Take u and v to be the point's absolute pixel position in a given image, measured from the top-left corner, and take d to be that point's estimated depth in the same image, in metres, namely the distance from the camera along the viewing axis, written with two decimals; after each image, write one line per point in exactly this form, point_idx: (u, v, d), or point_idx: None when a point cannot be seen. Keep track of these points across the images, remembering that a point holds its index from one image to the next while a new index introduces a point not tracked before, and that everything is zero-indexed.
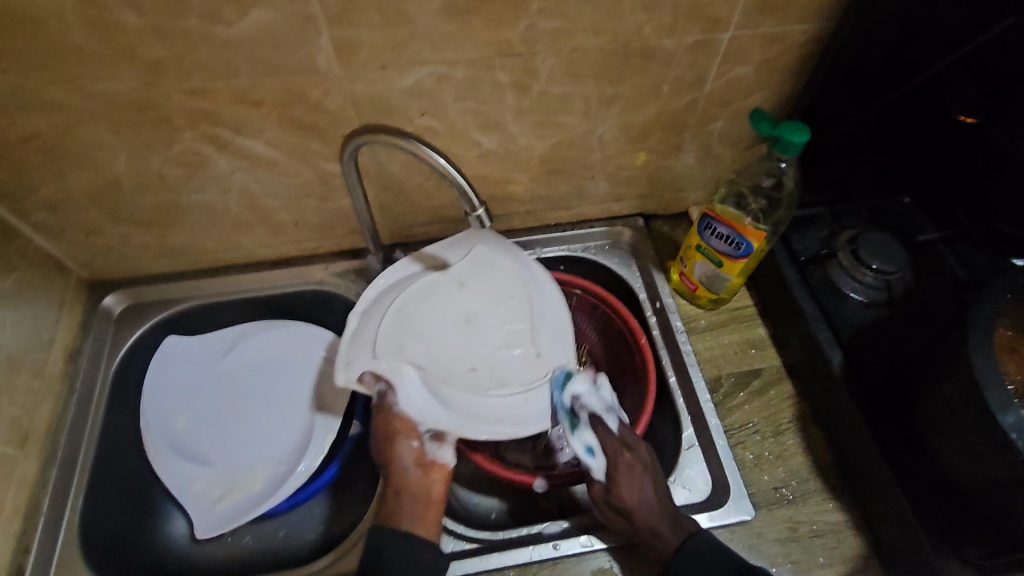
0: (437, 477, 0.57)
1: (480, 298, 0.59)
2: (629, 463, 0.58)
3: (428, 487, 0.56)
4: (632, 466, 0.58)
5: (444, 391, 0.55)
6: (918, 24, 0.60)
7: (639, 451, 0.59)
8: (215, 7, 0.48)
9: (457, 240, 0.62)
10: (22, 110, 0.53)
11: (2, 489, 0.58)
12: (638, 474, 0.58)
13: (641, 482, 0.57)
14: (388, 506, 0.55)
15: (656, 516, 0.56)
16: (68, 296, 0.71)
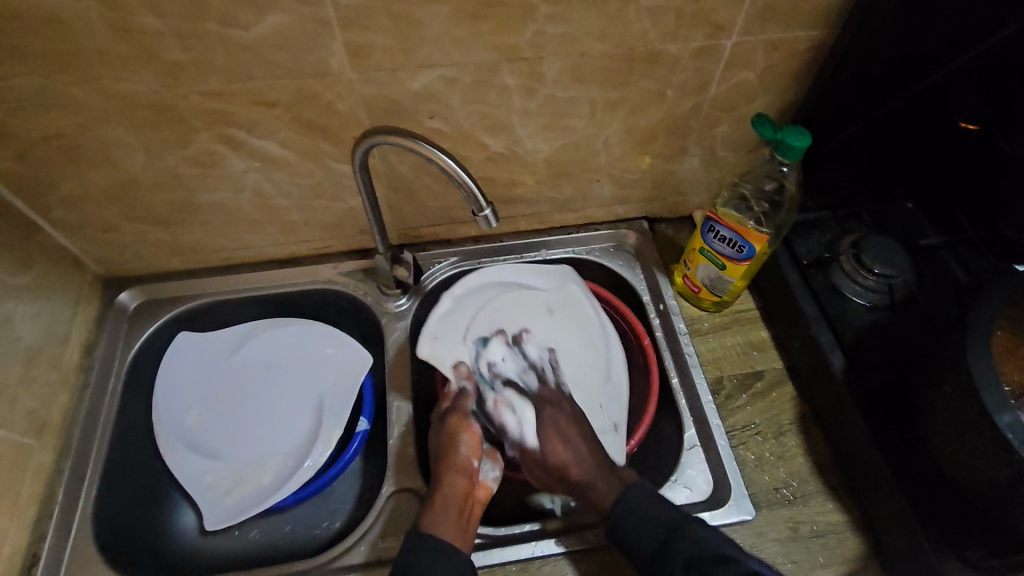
0: (480, 495, 0.61)
1: (561, 328, 0.74)
2: (551, 412, 0.65)
3: (474, 502, 0.60)
4: (557, 421, 0.64)
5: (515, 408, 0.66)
6: (920, 30, 0.61)
7: (561, 405, 0.65)
8: (233, 12, 0.50)
9: (551, 274, 0.78)
10: (45, 109, 0.55)
11: (18, 478, 0.60)
12: (560, 419, 0.64)
13: (565, 434, 0.62)
14: (431, 512, 0.57)
15: (585, 468, 0.60)
16: (84, 292, 0.73)
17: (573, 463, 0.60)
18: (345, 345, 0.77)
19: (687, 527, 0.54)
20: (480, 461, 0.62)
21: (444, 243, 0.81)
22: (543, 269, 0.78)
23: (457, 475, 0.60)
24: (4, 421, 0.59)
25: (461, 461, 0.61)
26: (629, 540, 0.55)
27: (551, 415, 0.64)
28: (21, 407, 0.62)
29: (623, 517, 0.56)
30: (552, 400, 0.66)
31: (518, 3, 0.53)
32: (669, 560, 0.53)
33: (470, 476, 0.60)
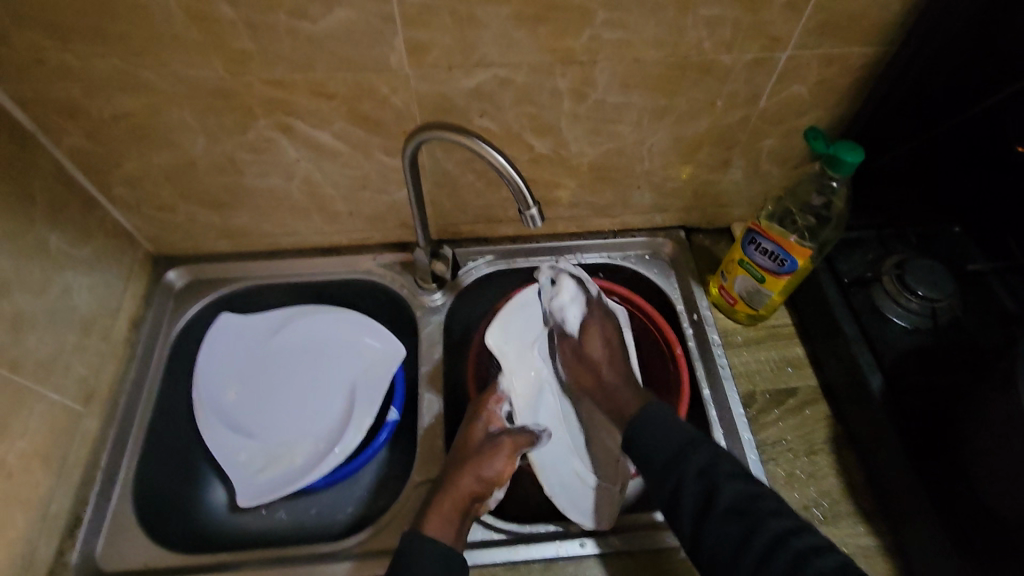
0: (478, 508, 0.63)
1: None
2: (595, 320, 0.75)
3: (473, 513, 0.62)
4: (584, 341, 0.74)
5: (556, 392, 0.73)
6: (979, 51, 0.60)
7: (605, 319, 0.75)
8: (302, 4, 0.52)
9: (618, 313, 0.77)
10: (118, 90, 0.58)
11: (67, 442, 0.62)
12: (602, 329, 0.74)
13: (596, 348, 0.73)
14: (437, 511, 0.59)
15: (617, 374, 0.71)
16: (135, 268, 0.75)
17: (607, 363, 0.72)
18: (380, 335, 0.79)
19: (707, 441, 0.58)
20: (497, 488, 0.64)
21: (482, 241, 0.82)
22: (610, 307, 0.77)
23: (477, 485, 0.61)
24: (57, 386, 0.62)
25: (487, 478, 0.62)
26: (646, 452, 0.59)
27: (580, 334, 0.74)
28: (73, 374, 0.64)
29: (643, 425, 0.60)
30: (576, 326, 0.75)
31: (577, 8, 0.54)
32: (684, 466, 0.56)
33: (485, 494, 0.62)
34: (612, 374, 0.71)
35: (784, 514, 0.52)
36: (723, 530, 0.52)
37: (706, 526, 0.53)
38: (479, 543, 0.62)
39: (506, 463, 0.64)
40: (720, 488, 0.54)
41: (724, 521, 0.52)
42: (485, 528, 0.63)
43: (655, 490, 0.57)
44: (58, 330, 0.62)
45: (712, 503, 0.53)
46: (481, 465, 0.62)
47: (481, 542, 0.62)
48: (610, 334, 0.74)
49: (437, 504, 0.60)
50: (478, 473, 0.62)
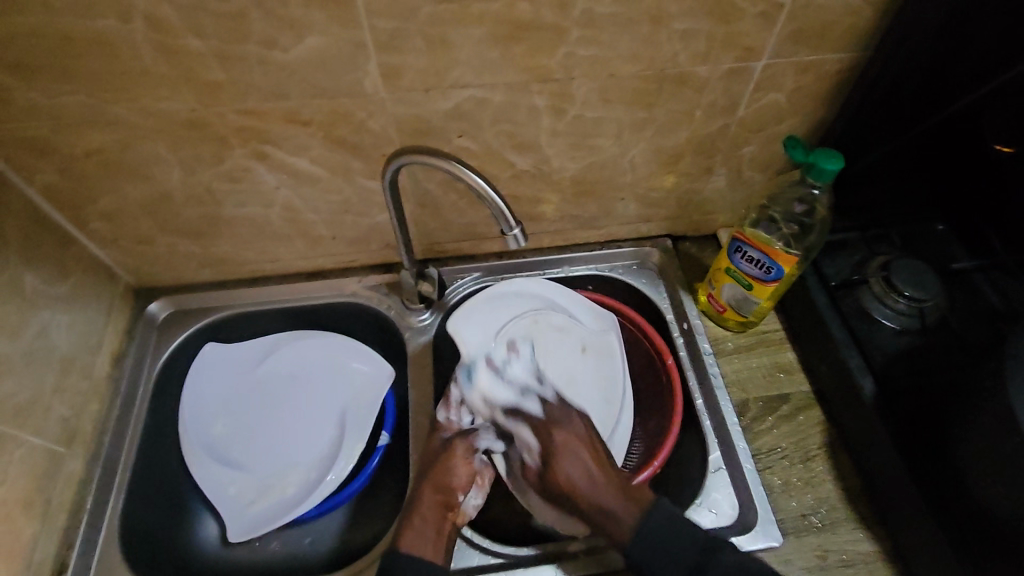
0: (457, 518, 0.62)
1: (586, 371, 0.73)
2: (559, 436, 0.64)
3: (452, 525, 0.61)
4: (571, 447, 0.63)
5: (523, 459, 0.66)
6: (953, 55, 0.61)
7: (571, 424, 0.65)
8: (273, 34, 0.51)
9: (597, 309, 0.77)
10: (89, 126, 0.57)
11: (48, 486, 0.61)
12: (570, 445, 0.63)
13: (573, 458, 0.62)
14: (407, 528, 0.59)
15: (609, 493, 0.59)
16: (116, 301, 0.74)
17: (586, 487, 0.60)
18: (370, 359, 0.78)
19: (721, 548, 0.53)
20: (466, 492, 0.64)
21: (468, 259, 0.82)
22: (590, 306, 0.77)
23: (442, 501, 0.62)
24: (38, 429, 0.60)
25: (447, 483, 0.63)
26: (654, 564, 0.54)
27: (567, 442, 0.63)
28: (54, 416, 0.63)
29: (647, 545, 0.54)
30: (560, 420, 0.65)
31: (551, 26, 0.54)
32: None
33: (454, 502, 0.62)
34: (599, 486, 0.60)
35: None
36: None
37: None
38: (476, 569, 0.61)
39: (470, 468, 0.65)
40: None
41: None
42: (481, 553, 0.62)
43: None
44: (36, 370, 0.61)
45: None
46: (440, 478, 0.63)
47: (478, 567, 0.61)
48: (590, 452, 0.62)
49: (408, 523, 0.59)
50: (436, 483, 0.62)
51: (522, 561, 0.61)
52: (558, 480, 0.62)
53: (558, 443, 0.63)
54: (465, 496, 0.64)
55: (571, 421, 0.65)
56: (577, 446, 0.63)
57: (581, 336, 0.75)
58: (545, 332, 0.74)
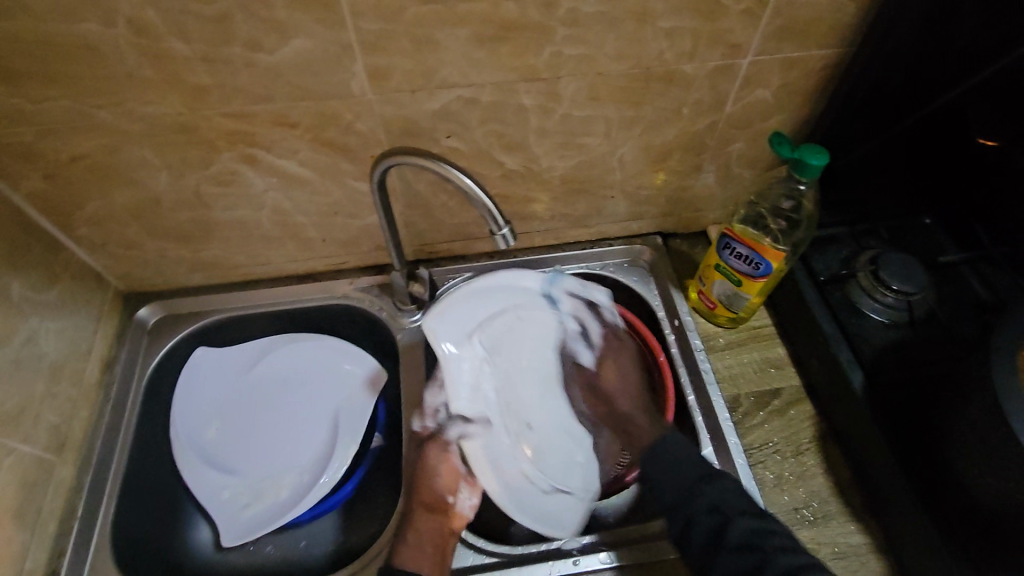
0: (454, 525, 0.64)
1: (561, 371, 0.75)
2: (617, 347, 0.74)
3: (450, 533, 0.63)
4: (617, 354, 0.73)
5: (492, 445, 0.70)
6: (937, 50, 0.61)
7: (624, 342, 0.74)
8: (258, 37, 0.51)
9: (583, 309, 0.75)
10: (73, 131, 0.56)
11: (39, 493, 0.60)
12: (624, 356, 0.73)
13: (621, 368, 0.73)
14: (403, 550, 0.60)
15: (630, 403, 0.70)
16: (105, 308, 0.74)
17: (619, 394, 0.71)
18: (362, 362, 0.78)
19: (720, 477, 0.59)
20: (455, 495, 0.67)
21: (459, 259, 0.82)
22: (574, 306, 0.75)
23: (432, 516, 0.63)
24: (28, 437, 0.60)
25: (434, 497, 0.65)
26: (659, 480, 0.61)
27: (615, 347, 0.74)
28: (44, 423, 0.62)
29: (659, 453, 0.62)
30: (611, 349, 0.74)
31: (536, 25, 0.54)
32: (693, 502, 0.57)
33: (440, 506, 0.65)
34: (629, 396, 0.71)
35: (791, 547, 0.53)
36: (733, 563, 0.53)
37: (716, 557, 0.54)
38: (469, 568, 0.61)
39: (452, 469, 0.67)
40: (731, 523, 0.55)
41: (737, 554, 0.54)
42: (476, 552, 0.62)
43: (669, 518, 0.58)
44: (25, 378, 0.61)
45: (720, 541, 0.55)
46: (427, 496, 0.65)
47: (472, 567, 0.62)
48: (635, 374, 0.72)
49: (402, 545, 0.60)
50: (423, 501, 0.64)
51: (516, 560, 0.61)
52: (609, 378, 0.73)
53: (608, 350, 0.74)
54: (456, 498, 0.67)
55: (621, 345, 0.74)
56: (626, 361, 0.73)
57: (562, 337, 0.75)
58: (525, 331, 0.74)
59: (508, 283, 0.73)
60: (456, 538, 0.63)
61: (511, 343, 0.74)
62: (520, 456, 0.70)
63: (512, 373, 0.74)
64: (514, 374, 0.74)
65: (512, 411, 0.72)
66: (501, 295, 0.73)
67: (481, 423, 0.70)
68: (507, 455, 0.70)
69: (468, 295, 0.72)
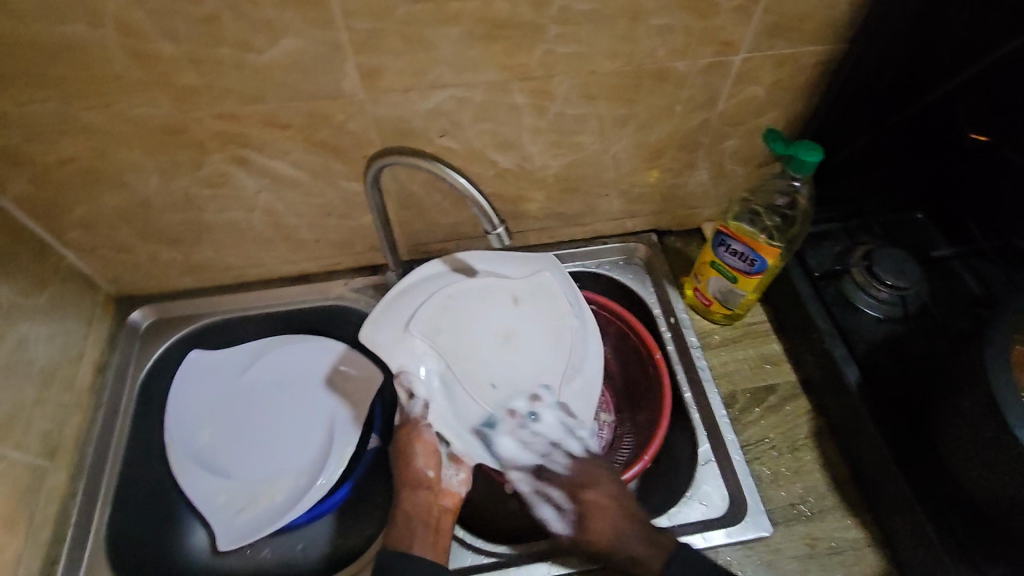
0: (447, 503, 0.62)
1: (533, 317, 0.64)
2: (592, 490, 0.60)
3: (444, 510, 0.61)
4: (598, 501, 0.60)
5: (472, 420, 0.62)
6: (928, 45, 0.61)
7: (602, 484, 0.60)
8: (247, 37, 0.51)
9: (528, 261, 0.68)
10: (62, 134, 0.56)
11: (32, 500, 0.60)
12: (604, 494, 0.60)
13: (608, 509, 0.59)
14: (397, 532, 0.58)
15: (613, 527, 0.58)
16: (97, 312, 0.73)
17: (612, 537, 0.57)
18: (358, 362, 0.78)
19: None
20: (438, 470, 0.63)
21: None
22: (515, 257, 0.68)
23: (420, 492, 0.61)
24: (19, 443, 0.59)
25: (417, 474, 0.62)
26: None
27: (597, 502, 0.60)
28: (35, 429, 0.62)
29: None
30: (588, 476, 0.61)
31: (529, 24, 0.54)
32: None
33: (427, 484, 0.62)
34: (609, 513, 0.59)
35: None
36: None
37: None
38: (466, 569, 0.61)
39: (430, 445, 0.63)
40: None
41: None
42: (473, 553, 0.62)
43: None
44: (15, 384, 0.60)
45: None
46: (407, 476, 0.62)
47: (470, 567, 0.62)
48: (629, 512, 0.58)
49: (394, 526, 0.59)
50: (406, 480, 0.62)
51: (514, 560, 0.61)
52: (595, 520, 0.59)
53: (588, 501, 0.60)
54: (443, 472, 0.63)
55: (602, 478, 0.61)
56: (597, 472, 0.61)
57: (509, 289, 0.65)
58: (468, 299, 0.64)
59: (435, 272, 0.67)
60: (449, 516, 0.61)
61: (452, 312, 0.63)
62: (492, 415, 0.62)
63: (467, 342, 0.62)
64: (463, 339, 0.62)
65: (475, 373, 0.62)
66: (428, 283, 0.66)
67: (442, 400, 0.62)
68: (479, 417, 0.62)
69: (398, 294, 0.66)
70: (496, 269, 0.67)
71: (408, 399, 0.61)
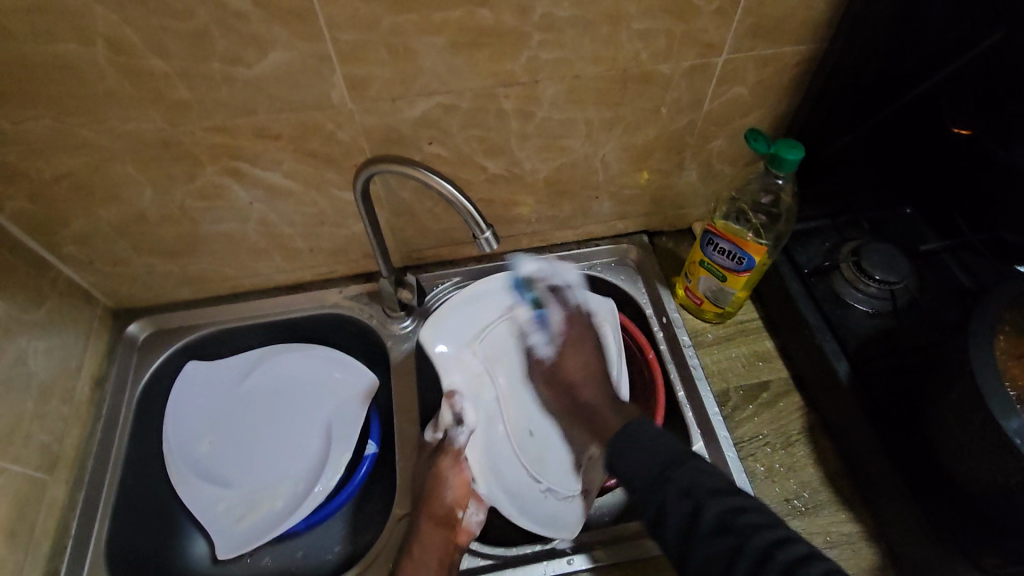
0: (461, 541, 0.62)
1: None
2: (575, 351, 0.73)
3: (458, 548, 0.61)
4: (583, 368, 0.72)
5: (501, 458, 0.69)
6: (906, 44, 0.62)
7: (585, 343, 0.73)
8: (236, 51, 0.52)
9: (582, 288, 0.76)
10: (56, 150, 0.57)
11: (32, 512, 0.60)
12: (586, 360, 0.72)
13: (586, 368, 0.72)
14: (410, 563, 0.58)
15: (598, 393, 0.69)
16: (94, 325, 0.74)
17: (584, 386, 0.71)
18: (353, 369, 0.78)
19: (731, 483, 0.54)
20: (464, 509, 0.64)
21: (447, 264, 0.82)
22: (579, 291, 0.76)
23: (442, 529, 0.61)
24: (18, 457, 0.60)
25: (444, 508, 0.62)
26: (629, 464, 0.57)
27: (576, 339, 0.73)
28: (34, 442, 0.62)
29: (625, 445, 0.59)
30: (576, 334, 0.73)
31: (512, 31, 0.55)
32: (665, 486, 0.54)
33: (449, 519, 0.62)
34: (599, 382, 0.70)
35: (766, 528, 0.49)
36: (711, 553, 0.49)
37: (692, 549, 0.51)
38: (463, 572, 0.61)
39: (464, 480, 0.65)
40: (704, 510, 0.51)
41: (712, 540, 0.50)
42: (470, 555, 0.62)
43: (642, 505, 0.55)
44: (15, 398, 0.61)
45: (696, 525, 0.51)
46: (436, 509, 0.62)
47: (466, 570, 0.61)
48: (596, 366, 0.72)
49: (410, 558, 0.59)
50: (432, 513, 0.61)
51: (510, 562, 0.61)
52: (574, 374, 0.72)
53: (568, 353, 0.73)
54: (465, 510, 0.64)
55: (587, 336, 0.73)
56: (585, 352, 0.73)
57: None
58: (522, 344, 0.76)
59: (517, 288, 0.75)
60: (460, 554, 0.61)
61: (508, 354, 0.75)
62: (518, 462, 0.69)
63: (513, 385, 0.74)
64: (513, 383, 0.75)
65: (516, 416, 0.73)
66: (495, 300, 0.74)
67: (482, 430, 0.70)
68: (508, 460, 0.69)
69: (466, 301, 0.73)
70: (547, 305, 0.75)
71: (454, 421, 0.68)
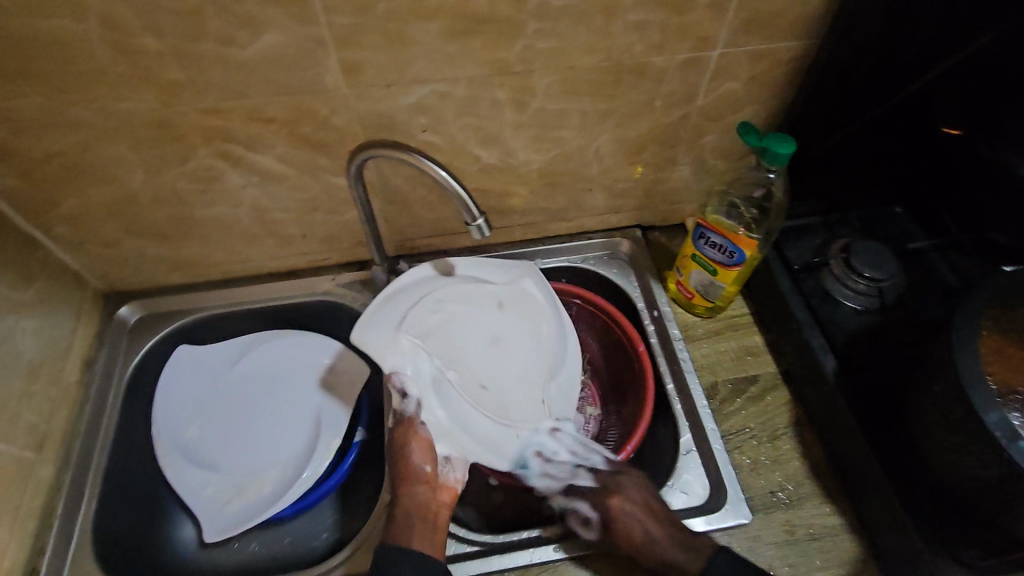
0: (444, 497, 0.62)
1: (511, 321, 0.67)
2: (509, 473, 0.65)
3: (442, 506, 0.62)
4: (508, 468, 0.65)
5: (457, 418, 0.63)
6: (900, 42, 0.63)
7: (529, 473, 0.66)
8: (230, 32, 0.52)
9: (511, 266, 0.70)
10: (47, 129, 0.57)
11: (18, 491, 0.60)
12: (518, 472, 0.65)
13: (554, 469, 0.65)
14: (394, 530, 0.59)
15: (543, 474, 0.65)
16: (85, 307, 0.73)
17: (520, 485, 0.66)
18: (340, 355, 0.78)
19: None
20: (435, 466, 0.63)
21: (440, 254, 0.82)
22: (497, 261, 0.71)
23: (420, 490, 0.61)
24: (5, 435, 0.60)
25: (413, 470, 0.62)
26: None
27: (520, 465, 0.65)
28: (21, 421, 0.62)
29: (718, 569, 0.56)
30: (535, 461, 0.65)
31: (507, 19, 0.55)
32: None
33: (420, 481, 0.62)
34: (662, 531, 0.59)
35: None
36: None
37: None
38: (453, 558, 0.62)
39: (425, 443, 0.63)
40: None
41: None
42: (457, 541, 0.63)
43: None
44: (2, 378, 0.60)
45: None
46: (404, 472, 0.62)
47: (455, 555, 0.63)
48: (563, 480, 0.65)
49: (393, 522, 0.60)
50: (402, 476, 0.62)
51: (499, 549, 0.62)
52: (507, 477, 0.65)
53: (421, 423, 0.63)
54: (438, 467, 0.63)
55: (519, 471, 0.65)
56: (654, 506, 0.61)
57: (495, 292, 0.68)
58: (452, 309, 0.66)
59: (423, 277, 0.68)
60: (447, 510, 0.62)
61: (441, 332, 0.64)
62: (478, 417, 0.63)
63: (452, 347, 0.64)
64: (451, 346, 0.64)
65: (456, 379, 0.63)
66: (415, 286, 0.67)
67: (433, 398, 0.63)
68: (470, 417, 0.63)
69: (390, 298, 0.65)
70: (481, 275, 0.69)
71: (402, 398, 0.62)
